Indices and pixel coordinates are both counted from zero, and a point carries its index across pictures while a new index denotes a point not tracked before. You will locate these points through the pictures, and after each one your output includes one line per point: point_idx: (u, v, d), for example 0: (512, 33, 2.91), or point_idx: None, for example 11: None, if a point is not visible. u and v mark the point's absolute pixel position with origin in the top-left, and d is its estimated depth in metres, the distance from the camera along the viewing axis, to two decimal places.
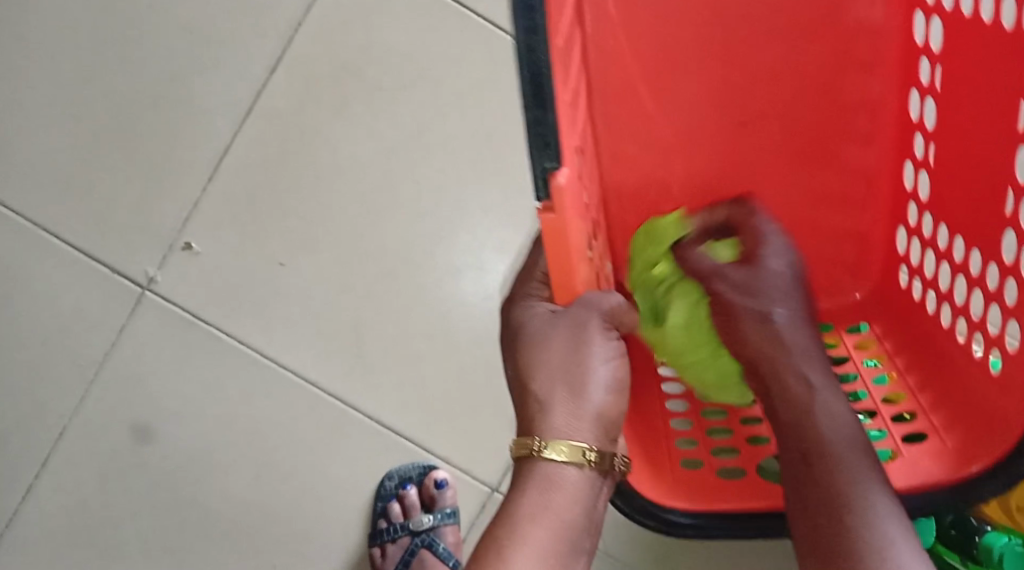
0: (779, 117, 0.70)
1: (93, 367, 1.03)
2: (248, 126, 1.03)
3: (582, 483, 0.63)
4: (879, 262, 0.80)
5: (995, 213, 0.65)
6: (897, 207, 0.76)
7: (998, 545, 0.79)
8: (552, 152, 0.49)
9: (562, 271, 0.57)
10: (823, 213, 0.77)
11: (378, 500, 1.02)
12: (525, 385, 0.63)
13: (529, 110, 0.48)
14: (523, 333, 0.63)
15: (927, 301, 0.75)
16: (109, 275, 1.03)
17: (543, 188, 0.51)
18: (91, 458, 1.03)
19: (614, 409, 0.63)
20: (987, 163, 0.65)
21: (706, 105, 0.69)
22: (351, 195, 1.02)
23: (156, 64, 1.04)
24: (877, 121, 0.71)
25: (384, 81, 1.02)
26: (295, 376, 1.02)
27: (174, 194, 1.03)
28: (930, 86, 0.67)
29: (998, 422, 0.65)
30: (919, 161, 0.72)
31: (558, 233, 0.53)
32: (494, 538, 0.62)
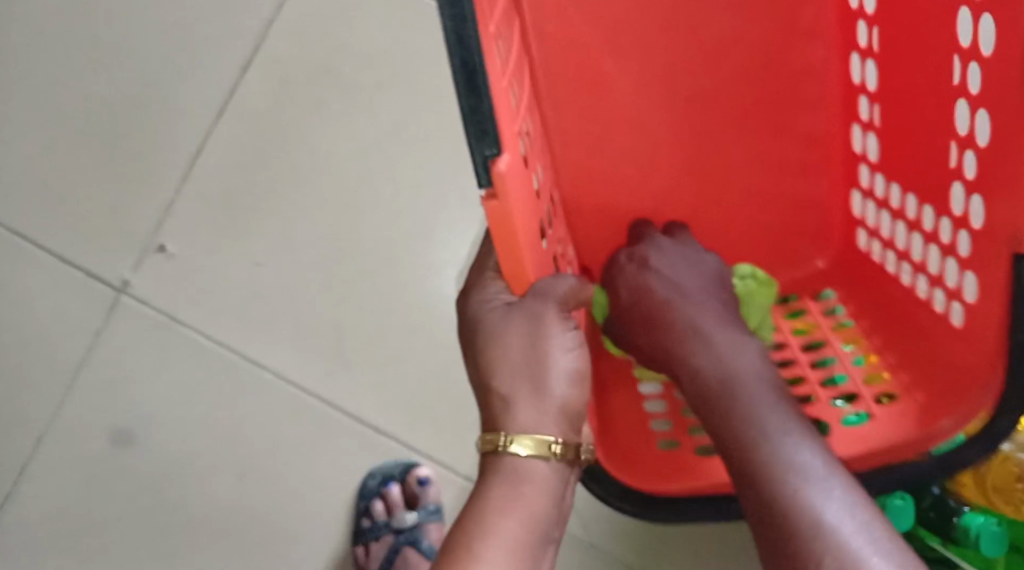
0: (731, 75, 0.73)
1: (71, 371, 1.02)
2: (224, 127, 1.02)
3: (550, 476, 0.62)
4: (840, 233, 0.82)
5: (943, 166, 0.67)
6: (851, 174, 0.77)
7: (975, 526, 0.81)
8: (490, 140, 0.49)
9: (509, 256, 0.57)
10: (781, 182, 0.79)
11: (360, 499, 1.01)
12: (487, 381, 0.62)
13: (464, 99, 0.47)
14: (480, 331, 0.62)
15: (886, 259, 0.77)
16: (85, 278, 1.02)
17: (484, 175, 0.50)
18: (71, 464, 1.02)
19: (578, 398, 0.62)
20: (932, 120, 0.66)
21: (652, 85, 0.73)
22: (329, 194, 1.02)
23: (130, 66, 1.03)
24: (823, 86, 0.74)
25: (359, 78, 1.02)
26: (276, 377, 1.01)
27: (150, 196, 1.03)
28: (869, 48, 0.69)
29: (970, 374, 0.66)
30: (866, 124, 0.74)
31: (503, 219, 0.52)
32: (466, 531, 0.61)
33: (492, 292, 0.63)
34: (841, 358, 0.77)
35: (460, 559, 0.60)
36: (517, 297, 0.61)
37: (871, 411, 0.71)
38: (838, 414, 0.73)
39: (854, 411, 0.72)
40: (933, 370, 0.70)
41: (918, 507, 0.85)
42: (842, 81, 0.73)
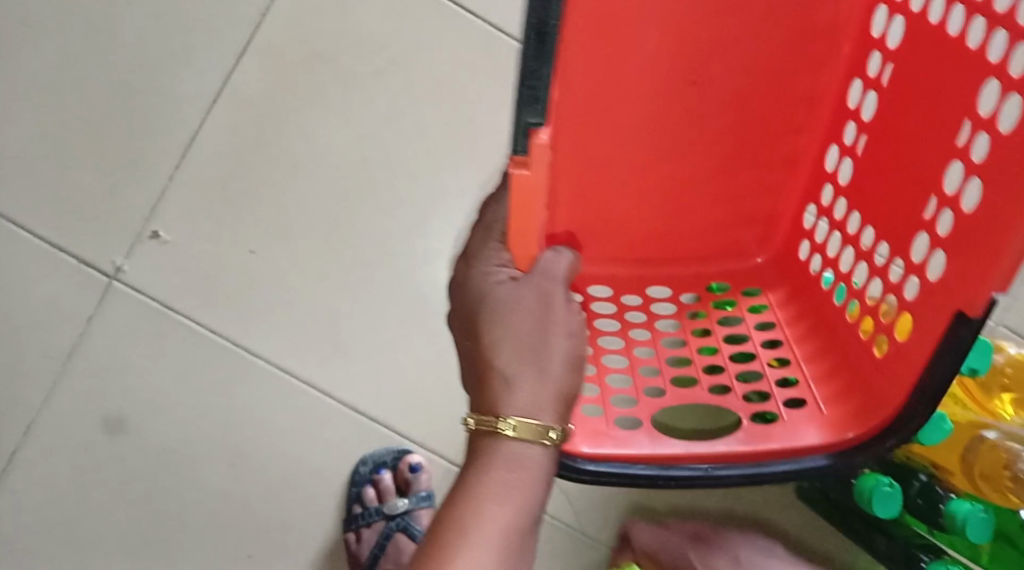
0: (739, 109, 0.72)
1: (65, 357, 1.02)
2: (218, 114, 1.02)
3: (545, 462, 0.64)
4: (784, 237, 0.82)
5: (915, 214, 0.69)
6: (813, 189, 0.78)
7: (961, 512, 0.80)
8: (538, 109, 0.55)
9: (523, 228, 0.63)
10: (751, 195, 0.79)
11: (352, 486, 1.02)
12: (489, 359, 0.64)
13: (528, 60, 0.54)
14: (487, 303, 0.65)
15: (822, 275, 0.79)
16: (79, 265, 1.02)
17: (523, 140, 0.57)
18: (64, 450, 1.02)
19: (573, 383, 0.65)
20: (918, 166, 0.68)
21: (661, 102, 0.71)
22: (325, 183, 1.02)
23: (126, 52, 1.03)
24: (813, 112, 0.74)
25: (355, 66, 1.02)
26: (270, 366, 1.02)
27: (144, 183, 1.02)
28: (876, 80, 0.70)
29: (874, 401, 0.70)
30: (846, 149, 0.74)
31: (532, 189, 0.59)
32: (459, 513, 0.63)
33: (493, 259, 0.65)
34: (761, 356, 0.79)
35: (452, 542, 0.62)
36: (525, 271, 0.65)
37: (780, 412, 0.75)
38: (751, 408, 0.75)
39: (767, 409, 0.75)
40: (856, 389, 0.73)
41: (906, 494, 0.86)
42: (836, 104, 0.74)
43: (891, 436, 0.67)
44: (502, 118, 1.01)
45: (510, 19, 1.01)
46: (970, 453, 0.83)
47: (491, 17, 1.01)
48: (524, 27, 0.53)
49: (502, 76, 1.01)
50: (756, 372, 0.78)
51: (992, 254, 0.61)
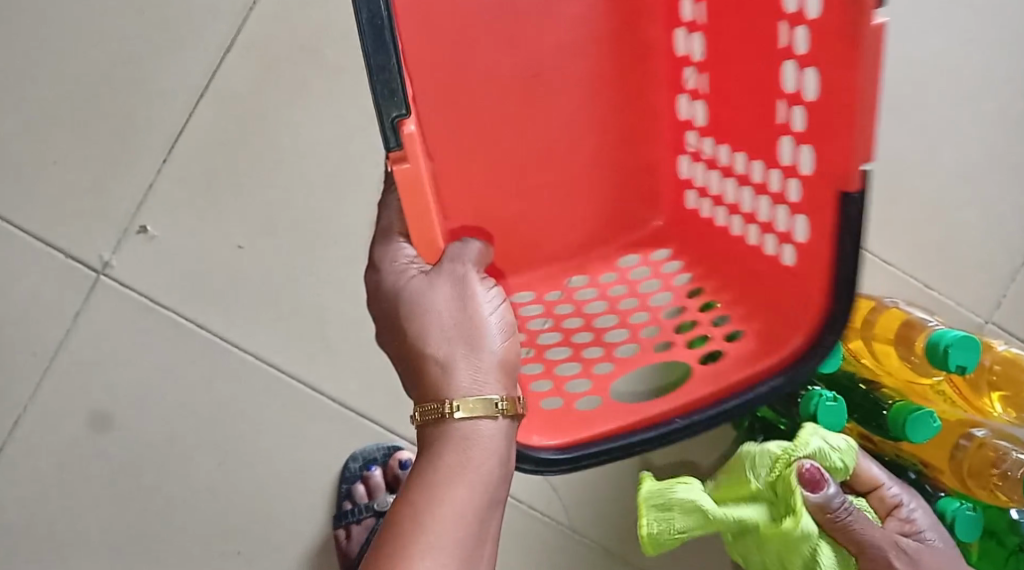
0: (582, 62, 0.80)
1: (50, 353, 1.01)
2: (203, 108, 1.01)
3: (497, 437, 0.62)
4: (670, 196, 0.87)
5: (770, 122, 0.75)
6: (677, 139, 0.85)
7: (951, 510, 0.85)
8: (396, 102, 0.59)
9: (422, 230, 0.63)
10: (635, 146, 0.85)
11: (342, 483, 1.03)
12: (419, 351, 0.62)
13: (374, 58, 0.59)
14: (403, 300, 0.63)
15: (716, 216, 0.84)
16: (64, 260, 1.00)
17: (394, 137, 0.60)
18: (49, 447, 1.01)
19: (511, 353, 0.63)
20: (764, 80, 0.74)
21: (506, 54, 0.77)
22: (312, 177, 1.02)
23: (109, 45, 1.01)
24: (655, 59, 0.82)
25: (342, 61, 1.01)
26: (257, 362, 1.01)
27: (129, 177, 1.01)
28: (693, 19, 0.78)
29: (801, 310, 0.72)
30: (692, 91, 0.82)
31: (413, 185, 0.61)
32: (413, 502, 0.60)
33: (401, 258, 0.64)
34: (702, 323, 0.80)
35: (411, 535, 0.59)
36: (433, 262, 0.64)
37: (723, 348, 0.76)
38: (695, 355, 0.77)
39: (708, 350, 0.77)
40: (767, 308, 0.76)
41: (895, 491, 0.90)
42: (671, 51, 0.82)
43: (832, 330, 0.69)
44: None
45: None
46: (958, 454, 0.85)
47: None
48: (361, 18, 0.59)
49: None
50: (706, 340, 0.78)
51: (846, 122, 0.66)
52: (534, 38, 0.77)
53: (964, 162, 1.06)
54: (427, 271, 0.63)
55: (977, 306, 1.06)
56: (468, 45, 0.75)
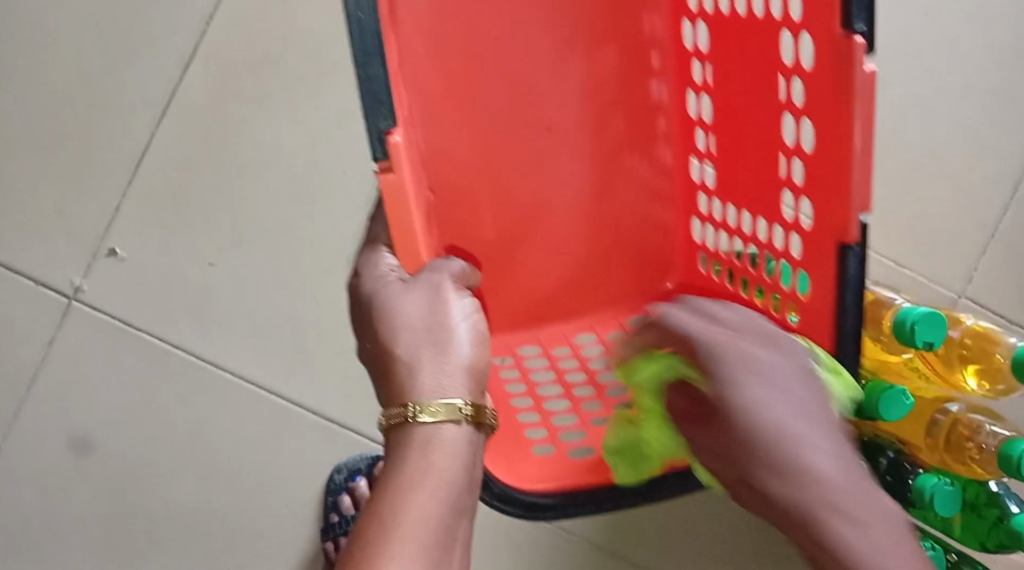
0: (582, 117, 0.83)
1: (24, 380, 1.00)
2: (166, 124, 1.00)
3: (459, 440, 0.61)
4: (682, 260, 0.87)
5: (774, 178, 0.74)
6: (689, 201, 0.85)
7: (929, 487, 0.80)
8: (384, 113, 0.60)
9: (403, 236, 0.62)
10: (634, 206, 0.86)
11: (328, 494, 1.01)
12: (386, 353, 0.62)
13: (362, 71, 0.60)
14: (376, 304, 0.63)
15: (723, 279, 0.82)
16: (34, 286, 1.00)
17: (381, 147, 0.60)
18: (29, 475, 1.00)
19: (479, 360, 0.63)
20: (763, 136, 0.74)
21: (512, 106, 0.82)
22: (280, 187, 1.01)
23: (67, 65, 1.00)
24: (665, 120, 0.84)
25: (303, 69, 1.01)
26: (234, 376, 1.01)
27: (95, 198, 1.00)
28: (700, 80, 0.80)
29: None
30: (700, 152, 0.82)
31: (397, 196, 0.60)
32: (380, 512, 0.58)
33: (382, 266, 0.64)
34: None
35: (376, 540, 0.57)
36: (412, 272, 0.63)
37: None
38: None
39: None
40: None
41: (875, 472, 0.86)
42: (680, 115, 0.83)
43: None
44: None
45: None
46: (934, 428, 0.84)
47: None
48: (350, 26, 0.60)
49: None
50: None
51: (845, 170, 0.66)
52: (539, 89, 0.82)
53: (931, 135, 1.05)
54: (405, 279, 0.63)
55: (949, 282, 1.06)
56: (473, 97, 0.80)
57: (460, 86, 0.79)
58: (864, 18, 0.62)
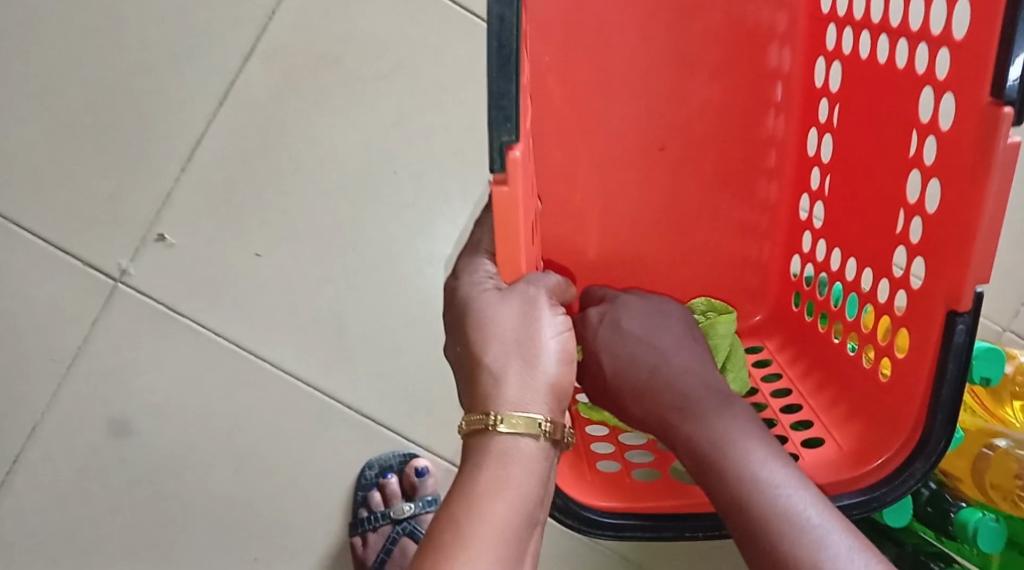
0: (700, 148, 0.82)
1: (69, 360, 1.01)
2: (222, 116, 1.01)
3: (536, 456, 0.60)
4: (776, 292, 0.88)
5: (886, 231, 0.74)
6: (792, 239, 0.86)
7: (972, 521, 0.79)
8: (509, 126, 0.56)
9: (507, 249, 0.59)
10: (735, 240, 0.86)
11: (358, 490, 1.02)
12: (474, 362, 0.61)
13: (494, 82, 0.55)
14: (470, 311, 0.61)
15: (818, 321, 0.83)
16: (83, 268, 1.01)
17: (498, 160, 0.56)
18: (69, 453, 1.02)
19: (565, 378, 0.60)
20: (884, 189, 0.74)
21: (635, 136, 0.81)
22: (331, 184, 1.02)
23: (129, 54, 1.01)
24: (781, 155, 0.84)
25: (361, 69, 1.01)
26: (275, 369, 1.02)
27: (147, 185, 1.02)
28: (827, 123, 0.80)
29: (894, 424, 0.71)
30: (814, 193, 0.83)
31: (510, 212, 0.58)
32: (453, 517, 0.58)
33: (480, 271, 0.62)
34: (781, 422, 0.81)
35: (448, 548, 0.57)
36: (509, 282, 0.61)
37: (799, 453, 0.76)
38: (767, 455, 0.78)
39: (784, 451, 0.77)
40: (860, 413, 0.75)
41: (916, 503, 0.85)
42: (797, 153, 0.84)
43: (919, 458, 0.67)
44: None
45: None
46: (980, 462, 0.81)
47: None
48: (488, 38, 0.55)
49: None
50: (783, 439, 0.78)
51: (964, 236, 0.65)
52: (664, 117, 0.81)
53: None
54: (501, 288, 0.61)
55: (996, 314, 1.03)
56: (598, 117, 0.80)
57: (585, 106, 0.79)
58: (1017, 86, 0.61)
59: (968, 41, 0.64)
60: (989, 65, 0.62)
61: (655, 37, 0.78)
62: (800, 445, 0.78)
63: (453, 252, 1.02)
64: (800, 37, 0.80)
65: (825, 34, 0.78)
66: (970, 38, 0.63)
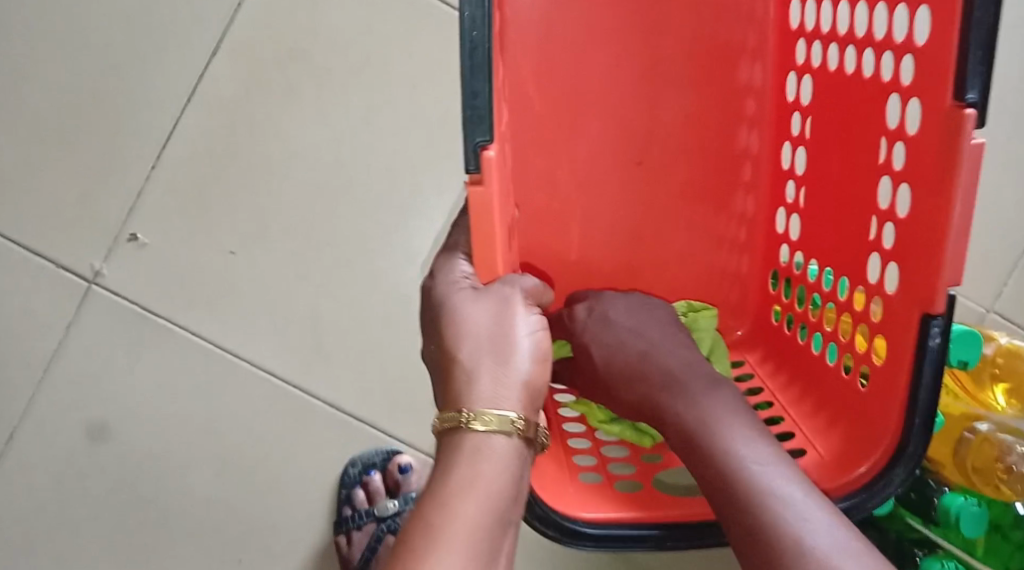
0: (676, 154, 0.82)
1: (43, 365, 1.00)
2: (191, 113, 1.00)
3: (509, 454, 0.58)
4: (756, 308, 0.87)
5: (861, 240, 0.74)
6: (771, 253, 0.85)
7: (955, 506, 0.78)
8: (483, 127, 0.58)
9: (483, 247, 0.61)
10: (711, 250, 0.86)
11: (341, 488, 1.01)
12: (447, 359, 0.60)
13: (467, 80, 0.58)
14: (443, 309, 0.61)
15: (797, 333, 0.82)
16: (56, 271, 0.99)
17: (473, 159, 0.58)
18: (46, 458, 1.00)
19: (538, 377, 0.60)
20: (859, 198, 0.74)
21: (610, 144, 0.82)
22: (304, 180, 1.00)
23: (94, 52, 0.99)
24: (756, 169, 0.84)
25: (330, 61, 1.00)
26: (253, 368, 1.00)
27: (119, 186, 1.00)
28: (800, 135, 0.80)
29: (873, 429, 0.70)
30: (791, 206, 0.82)
31: (485, 211, 0.59)
32: (425, 517, 0.56)
33: (456, 271, 0.63)
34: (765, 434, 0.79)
35: (420, 546, 0.55)
36: (484, 283, 0.61)
37: None
38: None
39: None
40: (843, 420, 0.74)
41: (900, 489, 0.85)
42: (771, 166, 0.84)
43: (898, 463, 0.67)
44: None
45: None
46: (962, 446, 0.81)
47: None
48: (461, 40, 0.58)
49: None
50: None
51: (934, 239, 0.65)
52: (641, 126, 0.81)
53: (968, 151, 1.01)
54: (476, 288, 0.61)
55: (979, 297, 1.02)
56: (571, 126, 0.80)
57: (558, 113, 0.80)
58: (977, 88, 0.62)
59: (931, 47, 0.64)
60: (952, 67, 0.62)
61: (627, 48, 0.79)
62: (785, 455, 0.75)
63: (430, 254, 1.01)
64: (772, 53, 0.81)
65: (794, 50, 0.80)
66: (931, 44, 0.64)
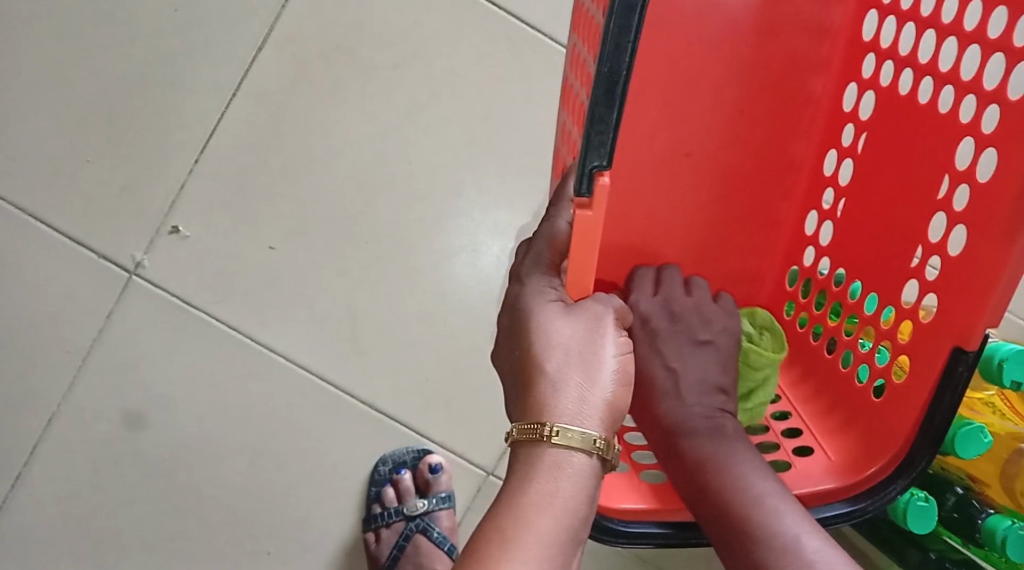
0: (729, 153, 0.80)
1: (83, 352, 1.01)
2: (235, 105, 1.00)
3: (586, 472, 0.61)
4: (764, 302, 0.86)
5: (901, 261, 0.74)
6: (792, 252, 0.84)
7: (1000, 529, 0.77)
8: (602, 153, 0.57)
9: (579, 266, 0.62)
10: (740, 246, 0.84)
11: (372, 485, 1.02)
12: (531, 368, 0.62)
13: (599, 105, 0.56)
14: (532, 316, 0.63)
15: (810, 333, 0.82)
16: (98, 260, 1.00)
17: (587, 184, 0.58)
18: (84, 445, 1.01)
19: (619, 399, 0.62)
20: (903, 223, 0.74)
21: (666, 134, 0.79)
22: (343, 176, 1.00)
23: (143, 43, 1.00)
24: (796, 177, 0.82)
25: (374, 58, 1.00)
26: (288, 362, 1.01)
27: (161, 177, 1.01)
28: (850, 148, 0.78)
29: (885, 435, 0.73)
30: (825, 213, 0.81)
31: (589, 232, 0.60)
32: (501, 528, 0.59)
33: (543, 282, 0.64)
34: (771, 428, 0.82)
35: (494, 556, 0.58)
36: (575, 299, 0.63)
37: (790, 462, 0.78)
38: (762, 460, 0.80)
39: (776, 460, 0.79)
40: (859, 420, 0.76)
41: (942, 507, 0.83)
42: (811, 173, 0.82)
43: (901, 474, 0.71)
44: (528, 113, 1.00)
45: (531, 7, 0.99)
46: (1010, 467, 0.80)
47: (511, 5, 0.99)
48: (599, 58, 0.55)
49: (526, 67, 1.00)
50: (775, 448, 0.80)
51: (983, 285, 0.66)
52: (699, 120, 0.79)
53: None
54: (566, 304, 0.63)
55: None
56: (634, 108, 0.77)
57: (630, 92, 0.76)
58: None
59: None
60: None
61: (699, 36, 0.77)
62: (792, 453, 0.79)
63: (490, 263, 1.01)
64: (836, 62, 0.78)
65: (862, 61, 0.76)
66: None
